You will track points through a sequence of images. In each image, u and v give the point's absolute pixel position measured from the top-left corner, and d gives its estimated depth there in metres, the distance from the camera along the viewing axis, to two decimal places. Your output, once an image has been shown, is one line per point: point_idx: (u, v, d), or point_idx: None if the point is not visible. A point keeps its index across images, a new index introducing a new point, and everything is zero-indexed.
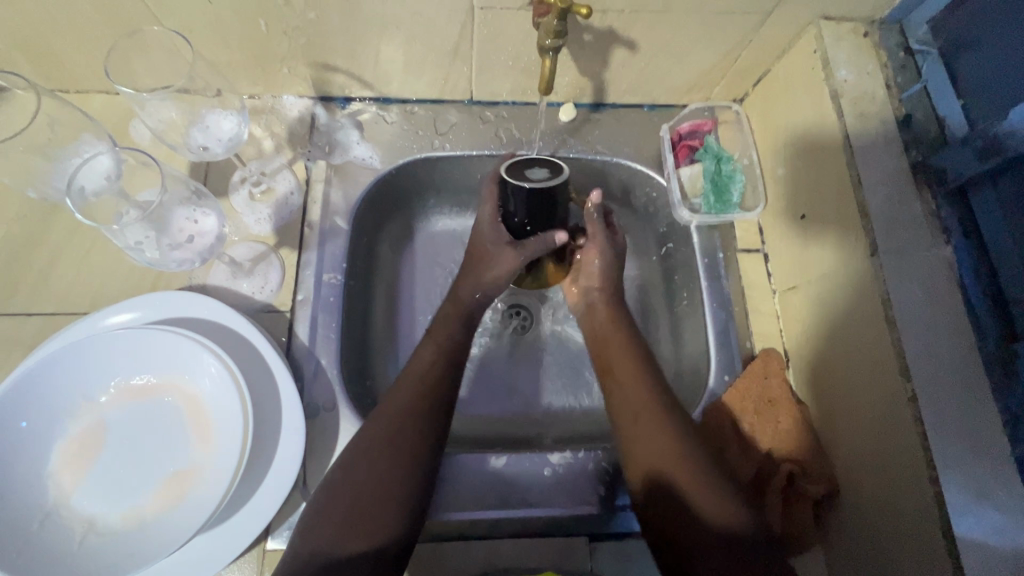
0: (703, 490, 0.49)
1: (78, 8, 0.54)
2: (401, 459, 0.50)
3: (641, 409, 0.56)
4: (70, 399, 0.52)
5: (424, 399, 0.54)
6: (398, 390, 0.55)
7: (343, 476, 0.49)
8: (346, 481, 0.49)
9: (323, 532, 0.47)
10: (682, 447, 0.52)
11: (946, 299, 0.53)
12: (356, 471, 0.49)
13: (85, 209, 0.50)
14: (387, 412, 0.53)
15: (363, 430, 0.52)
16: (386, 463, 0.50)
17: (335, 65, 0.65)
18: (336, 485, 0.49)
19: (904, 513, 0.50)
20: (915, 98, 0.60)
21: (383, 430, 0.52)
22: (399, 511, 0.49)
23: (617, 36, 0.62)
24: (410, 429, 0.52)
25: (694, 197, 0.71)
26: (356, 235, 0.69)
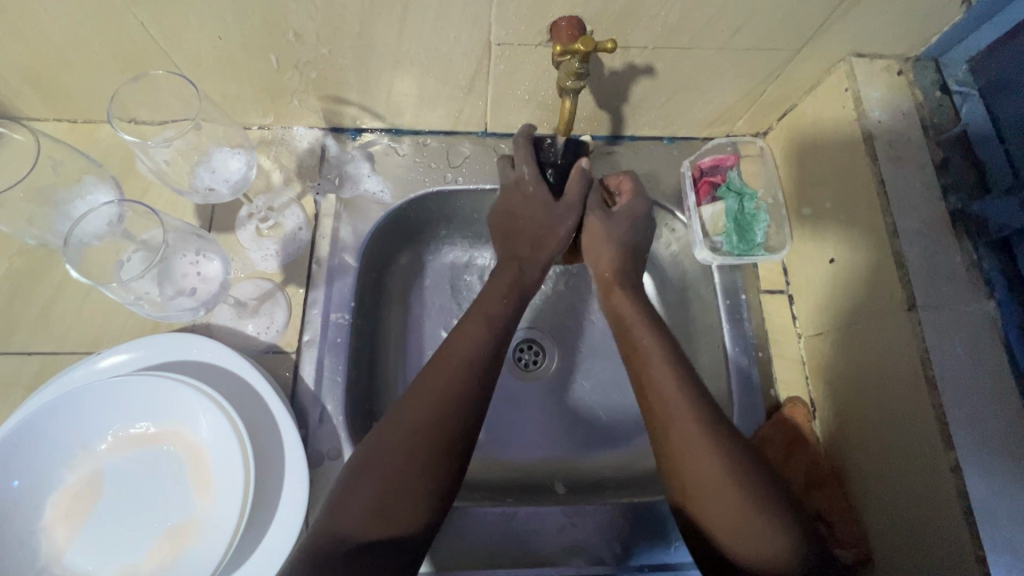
0: (763, 541, 0.43)
1: (85, 45, 0.53)
2: (438, 444, 0.46)
3: (688, 444, 0.47)
4: (66, 448, 0.51)
5: (473, 387, 0.50)
6: (443, 368, 0.50)
7: (376, 452, 0.46)
8: (378, 456, 0.45)
9: (349, 512, 0.43)
10: (743, 490, 0.45)
11: (989, 358, 0.50)
12: (389, 450, 0.46)
13: (85, 262, 0.49)
14: (426, 389, 0.49)
15: (405, 397, 0.49)
16: (422, 447, 0.46)
17: (347, 98, 0.64)
18: (366, 463, 0.45)
19: (940, 548, 0.48)
20: (952, 140, 0.57)
21: (421, 413, 0.47)
22: (429, 499, 0.45)
23: (639, 72, 0.59)
24: (454, 409, 0.48)
25: (716, 236, 0.68)
26: (365, 271, 0.67)
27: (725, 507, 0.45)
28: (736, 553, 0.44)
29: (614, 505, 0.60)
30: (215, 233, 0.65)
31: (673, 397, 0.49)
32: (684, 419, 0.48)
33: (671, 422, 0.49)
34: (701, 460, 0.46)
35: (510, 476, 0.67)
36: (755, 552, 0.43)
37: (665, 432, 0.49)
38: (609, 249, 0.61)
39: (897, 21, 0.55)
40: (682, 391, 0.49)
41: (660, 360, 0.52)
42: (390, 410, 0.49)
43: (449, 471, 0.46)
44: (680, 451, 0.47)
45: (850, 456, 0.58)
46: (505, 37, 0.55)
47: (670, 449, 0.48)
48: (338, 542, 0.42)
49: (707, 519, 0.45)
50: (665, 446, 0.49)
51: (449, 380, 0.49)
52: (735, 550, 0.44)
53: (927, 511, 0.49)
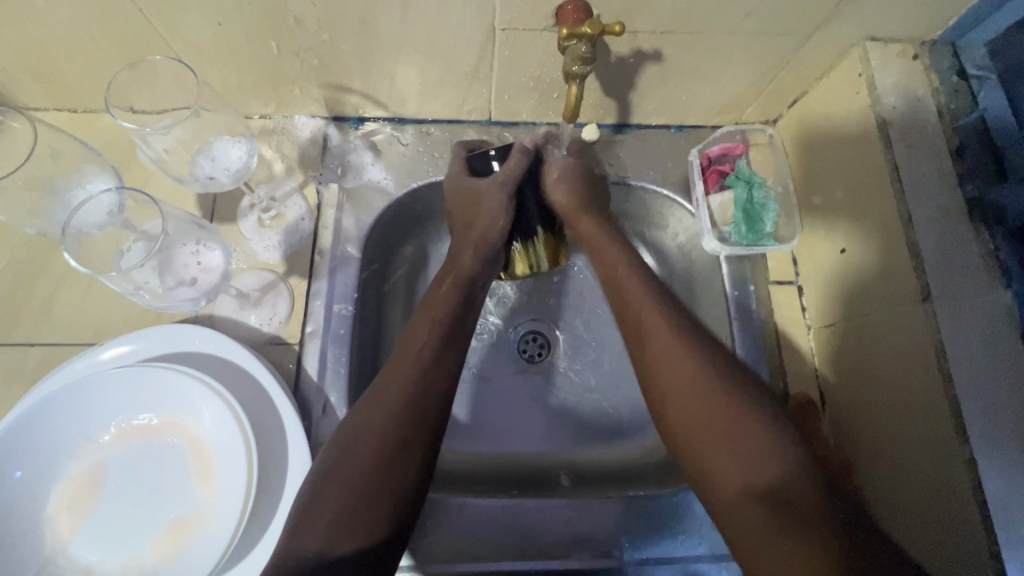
0: (745, 444, 0.43)
1: (84, 32, 0.52)
2: (399, 447, 0.46)
3: (668, 358, 0.49)
4: (69, 438, 0.50)
5: (421, 393, 0.49)
6: (391, 379, 0.50)
7: (334, 467, 0.45)
8: (338, 469, 0.45)
9: (313, 528, 0.42)
10: (726, 395, 0.45)
11: (1005, 350, 0.49)
12: (350, 461, 0.45)
13: (86, 250, 0.48)
14: (380, 397, 0.49)
15: (364, 406, 0.49)
16: (383, 458, 0.46)
17: (350, 86, 0.63)
18: (326, 478, 0.45)
19: (956, 535, 0.47)
20: (970, 126, 0.56)
21: (374, 422, 0.47)
22: (395, 505, 0.45)
23: (646, 57, 0.58)
24: (408, 416, 0.48)
25: (724, 226, 0.67)
26: (367, 262, 0.66)
27: (711, 423, 0.45)
28: (716, 460, 0.44)
29: (620, 498, 0.60)
30: (217, 224, 0.64)
31: (655, 317, 0.51)
32: (662, 329, 0.50)
33: (654, 345, 0.50)
34: (683, 370, 0.47)
35: (515, 469, 0.67)
36: (734, 458, 0.43)
37: (655, 359, 0.49)
38: (568, 184, 0.62)
39: (914, 3, 0.53)
40: (661, 313, 0.52)
41: (645, 297, 0.53)
42: (344, 421, 0.49)
43: (411, 475, 0.46)
44: (663, 368, 0.49)
45: (860, 449, 0.57)
46: (509, 22, 0.53)
47: (653, 365, 0.49)
48: (303, 556, 0.41)
49: (688, 439, 0.46)
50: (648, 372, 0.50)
51: (406, 387, 0.49)
52: (716, 458, 0.44)
53: (940, 502, 0.48)
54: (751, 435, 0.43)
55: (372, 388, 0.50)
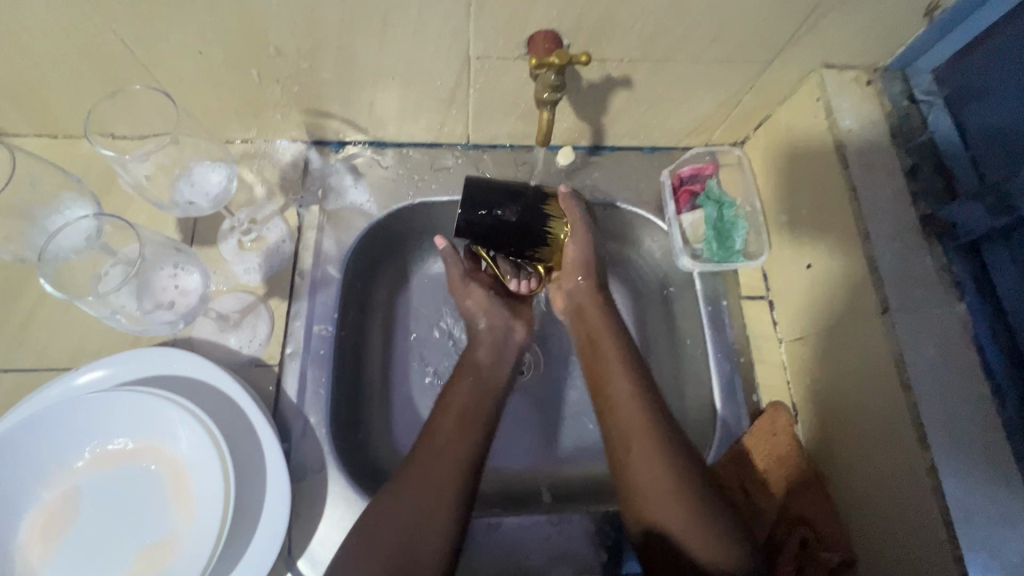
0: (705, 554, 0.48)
1: (63, 60, 0.53)
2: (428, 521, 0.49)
3: (621, 414, 0.56)
4: (42, 466, 0.50)
5: (453, 464, 0.52)
6: (420, 460, 0.52)
7: (369, 535, 0.48)
8: (376, 534, 0.48)
9: None
10: (688, 478, 0.51)
11: (961, 359, 0.51)
12: (388, 524, 0.48)
13: (62, 274, 0.48)
14: (403, 490, 0.50)
15: (399, 474, 0.52)
16: (403, 537, 0.48)
17: (330, 111, 0.64)
18: (364, 542, 0.48)
19: (917, 546, 0.48)
20: (920, 148, 0.59)
21: (397, 508, 0.49)
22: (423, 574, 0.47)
23: (616, 82, 0.60)
24: (436, 501, 0.50)
25: (695, 244, 0.69)
26: (349, 284, 0.67)
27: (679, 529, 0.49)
28: (661, 509, 0.51)
29: (600, 513, 0.61)
30: (196, 246, 0.65)
31: (627, 404, 0.56)
32: (625, 409, 0.56)
33: (628, 441, 0.54)
34: (646, 447, 0.53)
35: (497, 486, 0.68)
36: (693, 541, 0.49)
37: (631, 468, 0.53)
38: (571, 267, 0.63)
39: (864, 32, 0.56)
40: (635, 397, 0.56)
41: (624, 380, 0.57)
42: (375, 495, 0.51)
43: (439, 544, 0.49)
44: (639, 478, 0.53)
45: (830, 459, 0.58)
46: (483, 50, 0.56)
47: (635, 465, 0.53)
48: None
49: (648, 494, 0.52)
50: (621, 448, 0.55)
51: (442, 455, 0.53)
52: (659, 508, 0.51)
53: (907, 512, 0.49)
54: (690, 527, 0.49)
55: (412, 449, 0.54)
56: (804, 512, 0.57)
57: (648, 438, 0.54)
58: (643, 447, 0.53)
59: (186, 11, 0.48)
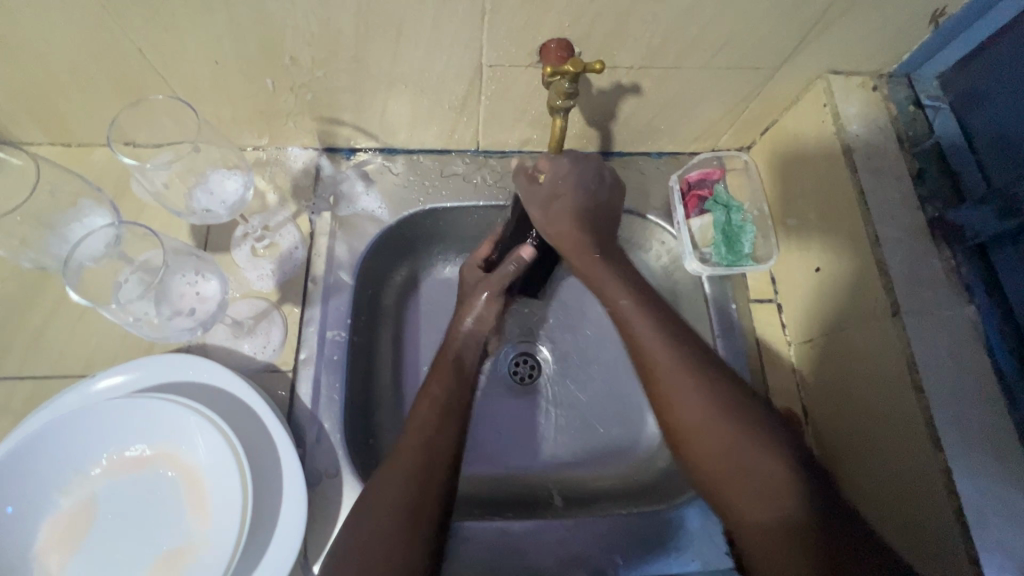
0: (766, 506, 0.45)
1: (81, 69, 0.54)
2: (420, 476, 0.50)
3: (669, 386, 0.51)
4: (59, 472, 0.50)
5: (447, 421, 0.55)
6: (416, 424, 0.54)
7: (374, 490, 0.50)
8: (377, 489, 0.49)
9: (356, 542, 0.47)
10: (750, 437, 0.48)
11: (972, 361, 0.51)
12: (388, 480, 0.50)
13: (83, 283, 0.49)
14: (402, 446, 0.52)
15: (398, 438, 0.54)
16: (405, 495, 0.49)
17: (342, 119, 0.65)
18: (372, 499, 0.49)
19: (930, 545, 0.49)
20: (927, 152, 0.60)
21: (397, 463, 0.51)
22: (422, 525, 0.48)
23: (626, 89, 0.61)
24: (433, 460, 0.51)
25: (704, 248, 0.70)
26: (361, 289, 0.67)
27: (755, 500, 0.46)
28: (738, 489, 0.47)
29: (612, 517, 0.61)
30: (210, 253, 0.65)
31: (669, 370, 0.52)
32: (668, 374, 0.52)
33: (677, 415, 0.51)
34: (689, 406, 0.50)
35: (508, 489, 0.68)
36: (758, 499, 0.46)
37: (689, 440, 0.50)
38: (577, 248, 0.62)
39: (870, 39, 0.57)
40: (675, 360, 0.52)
41: (655, 340, 0.53)
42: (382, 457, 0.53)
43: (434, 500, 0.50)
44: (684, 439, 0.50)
45: (841, 461, 0.59)
46: (496, 59, 0.56)
47: (686, 437, 0.50)
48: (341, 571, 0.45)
49: (704, 458, 0.49)
50: (665, 408, 0.51)
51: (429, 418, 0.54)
52: (736, 486, 0.47)
53: (920, 513, 0.50)
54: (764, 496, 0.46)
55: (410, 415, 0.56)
56: None
57: (693, 394, 0.50)
58: (689, 407, 0.50)
59: (205, 21, 0.49)
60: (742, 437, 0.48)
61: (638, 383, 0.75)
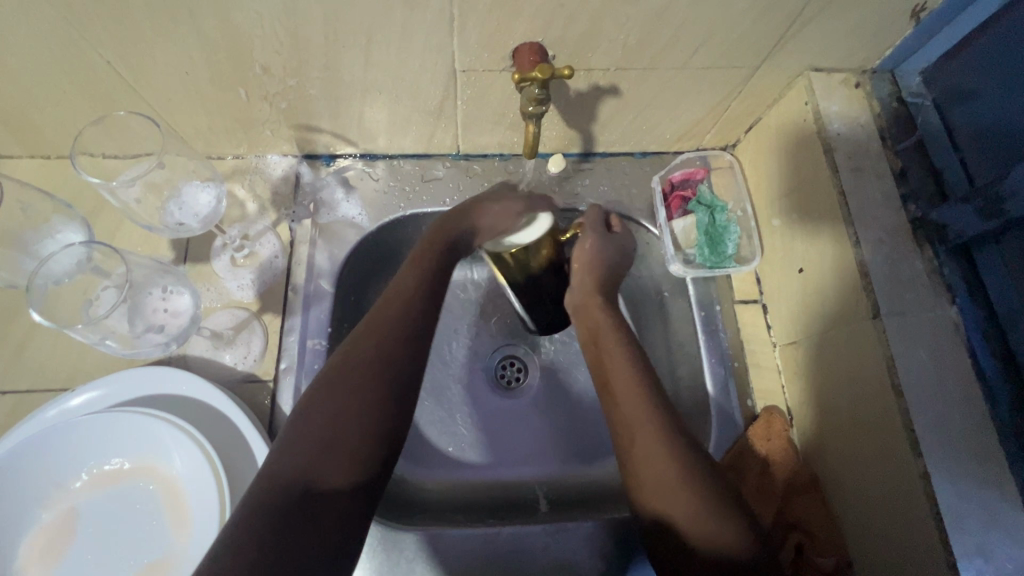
0: (730, 554, 0.46)
1: (53, 85, 0.54)
2: (385, 379, 0.45)
3: (627, 404, 0.54)
4: (40, 488, 0.50)
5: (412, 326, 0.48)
6: (374, 327, 0.47)
7: (327, 394, 0.44)
8: (327, 390, 0.44)
9: (300, 452, 0.41)
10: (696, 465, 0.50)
11: (953, 362, 0.51)
12: (342, 378, 0.44)
13: (49, 301, 0.48)
14: (357, 353, 0.46)
15: (356, 334, 0.47)
16: (368, 400, 0.44)
17: (319, 126, 0.64)
18: (320, 404, 0.43)
19: (908, 538, 0.48)
20: (911, 149, 0.59)
21: (354, 368, 0.45)
22: (384, 440, 0.44)
23: (603, 91, 0.60)
24: (396, 356, 0.46)
25: (688, 248, 0.69)
26: (342, 297, 0.67)
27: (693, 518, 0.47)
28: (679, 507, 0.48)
29: (594, 524, 0.61)
30: (190, 264, 0.65)
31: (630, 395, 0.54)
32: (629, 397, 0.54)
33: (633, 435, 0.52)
34: (653, 433, 0.51)
35: (494, 494, 0.68)
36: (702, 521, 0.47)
37: (638, 458, 0.51)
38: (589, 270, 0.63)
39: (850, 35, 0.56)
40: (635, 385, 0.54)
41: (622, 363, 0.56)
42: (332, 356, 0.47)
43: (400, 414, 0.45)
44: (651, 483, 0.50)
45: (824, 462, 0.58)
46: (469, 64, 0.56)
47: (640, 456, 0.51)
48: (289, 486, 0.39)
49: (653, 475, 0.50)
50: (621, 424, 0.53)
51: (391, 316, 0.48)
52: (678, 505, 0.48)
53: (899, 513, 0.49)
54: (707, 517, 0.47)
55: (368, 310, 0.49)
56: (799, 518, 0.57)
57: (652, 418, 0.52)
58: (662, 459, 0.50)
59: (172, 34, 0.49)
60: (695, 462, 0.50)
61: None
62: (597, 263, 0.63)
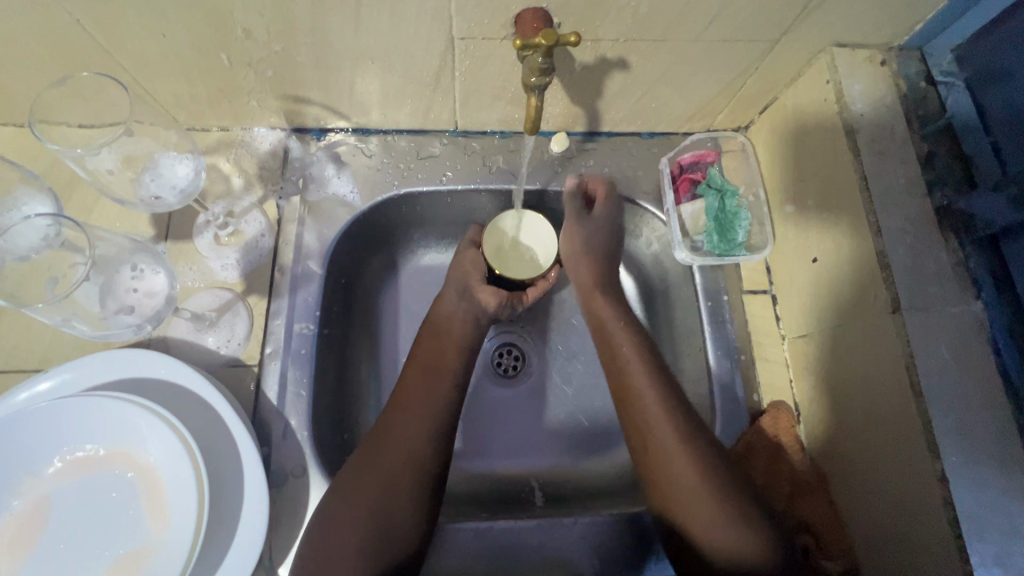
0: (745, 556, 0.48)
1: (17, 46, 0.50)
2: (393, 507, 0.49)
3: (644, 406, 0.54)
4: (8, 473, 0.48)
5: (429, 406, 0.54)
6: (397, 422, 0.52)
7: (349, 488, 0.49)
8: (337, 510, 0.48)
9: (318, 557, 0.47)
10: (714, 469, 0.50)
11: (976, 361, 0.48)
12: (353, 506, 0.48)
13: (10, 282, 0.45)
14: (374, 454, 0.51)
15: (382, 427, 0.53)
16: (381, 486, 0.49)
17: (308, 97, 0.61)
18: (340, 506, 0.48)
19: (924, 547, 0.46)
20: (938, 133, 0.55)
21: (368, 491, 0.49)
22: (398, 517, 0.49)
23: (611, 63, 0.56)
24: (404, 494, 0.49)
25: (696, 236, 0.66)
26: (331, 279, 0.64)
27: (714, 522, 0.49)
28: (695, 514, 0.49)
29: (589, 518, 0.58)
30: (171, 242, 0.62)
31: (649, 396, 0.54)
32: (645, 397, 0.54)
33: (650, 440, 0.53)
34: (670, 437, 0.52)
35: (487, 486, 0.66)
36: (720, 525, 0.48)
37: (656, 458, 0.52)
38: (586, 258, 0.64)
39: (879, 8, 0.52)
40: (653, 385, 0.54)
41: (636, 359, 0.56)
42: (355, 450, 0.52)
43: (412, 504, 0.49)
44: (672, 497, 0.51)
45: (833, 463, 0.56)
46: (468, 31, 0.52)
47: (659, 457, 0.52)
48: None
49: (671, 477, 0.51)
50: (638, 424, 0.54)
51: (404, 459, 0.51)
52: (694, 513, 0.49)
53: (914, 520, 0.47)
54: (726, 522, 0.48)
55: (386, 424, 0.53)
56: (806, 518, 0.56)
57: (666, 422, 0.52)
58: (682, 466, 0.51)
59: None
60: (713, 464, 0.51)
61: None
62: (587, 247, 0.64)
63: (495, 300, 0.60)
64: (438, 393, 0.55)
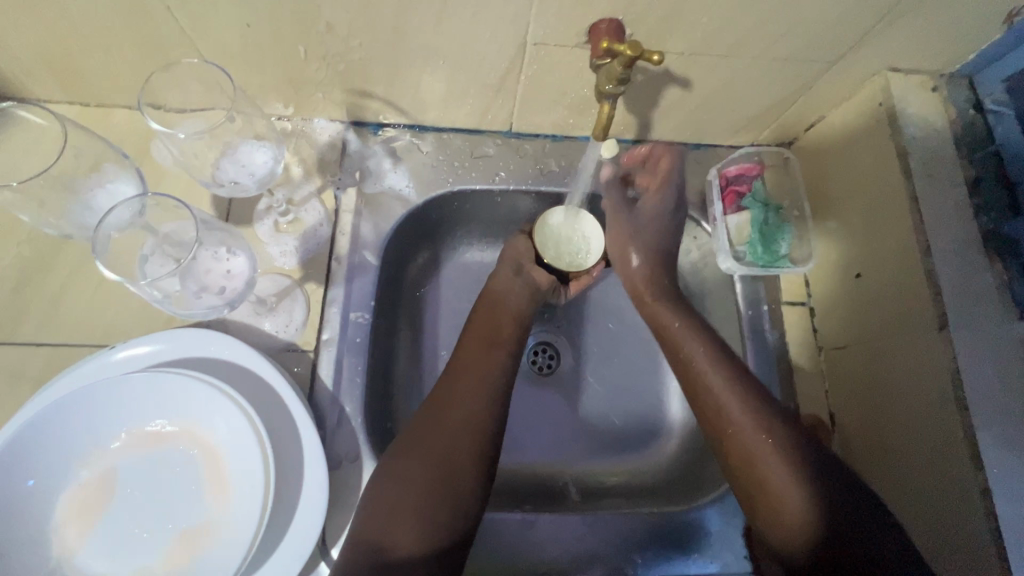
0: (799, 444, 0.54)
1: (104, 29, 0.51)
2: (451, 478, 0.51)
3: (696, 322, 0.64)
4: (78, 445, 0.49)
5: (481, 385, 0.56)
6: (451, 398, 0.55)
7: (406, 460, 0.51)
8: (394, 483, 0.50)
9: (378, 524, 0.48)
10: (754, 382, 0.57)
11: (1018, 380, 0.50)
12: (412, 479, 0.50)
13: (110, 253, 0.47)
14: (428, 428, 0.53)
15: (434, 404, 0.55)
16: (438, 459, 0.51)
17: (373, 92, 0.62)
18: (395, 478, 0.50)
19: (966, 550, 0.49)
20: (985, 159, 0.57)
21: (426, 463, 0.51)
22: (454, 486, 0.51)
23: (673, 76, 0.58)
24: (461, 466, 0.52)
25: (740, 246, 0.67)
26: (384, 271, 0.66)
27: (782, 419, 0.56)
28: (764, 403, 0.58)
29: (628, 515, 0.60)
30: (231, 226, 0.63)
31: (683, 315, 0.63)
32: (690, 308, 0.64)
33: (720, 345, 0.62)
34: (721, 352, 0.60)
35: (525, 481, 0.68)
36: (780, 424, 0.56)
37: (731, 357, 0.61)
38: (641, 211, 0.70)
39: (937, 35, 0.54)
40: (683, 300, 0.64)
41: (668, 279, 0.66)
42: (407, 425, 0.54)
43: (468, 476, 0.51)
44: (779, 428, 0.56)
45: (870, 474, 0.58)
46: (542, 37, 0.53)
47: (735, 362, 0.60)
48: (375, 548, 0.47)
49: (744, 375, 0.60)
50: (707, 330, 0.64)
51: (460, 432, 0.53)
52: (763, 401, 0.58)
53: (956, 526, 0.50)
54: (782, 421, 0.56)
55: (438, 400, 0.55)
56: None
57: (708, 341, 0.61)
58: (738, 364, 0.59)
59: None
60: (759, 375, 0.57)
61: (660, 381, 0.75)
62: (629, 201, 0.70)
63: (546, 282, 0.66)
64: (495, 377, 0.57)
